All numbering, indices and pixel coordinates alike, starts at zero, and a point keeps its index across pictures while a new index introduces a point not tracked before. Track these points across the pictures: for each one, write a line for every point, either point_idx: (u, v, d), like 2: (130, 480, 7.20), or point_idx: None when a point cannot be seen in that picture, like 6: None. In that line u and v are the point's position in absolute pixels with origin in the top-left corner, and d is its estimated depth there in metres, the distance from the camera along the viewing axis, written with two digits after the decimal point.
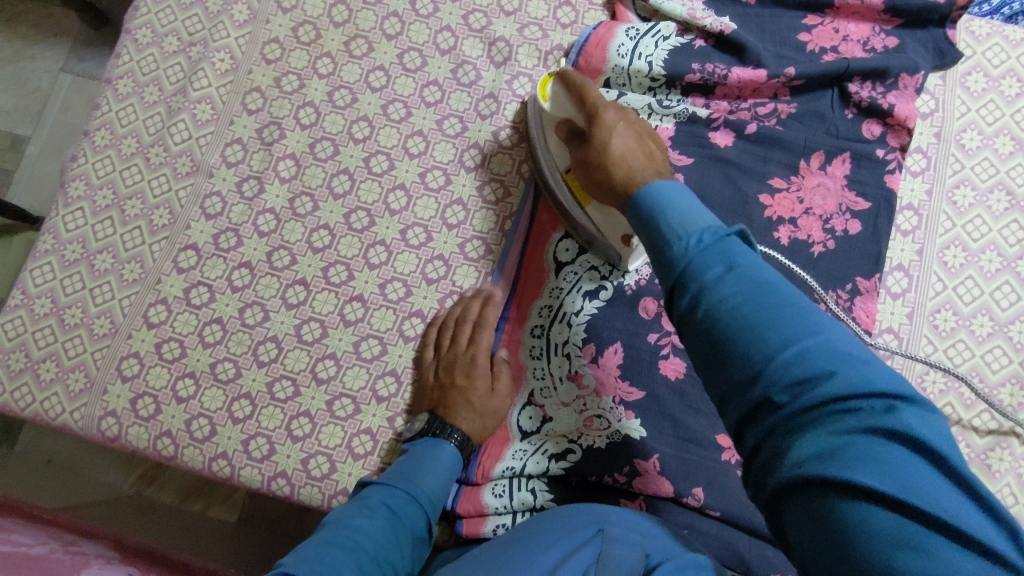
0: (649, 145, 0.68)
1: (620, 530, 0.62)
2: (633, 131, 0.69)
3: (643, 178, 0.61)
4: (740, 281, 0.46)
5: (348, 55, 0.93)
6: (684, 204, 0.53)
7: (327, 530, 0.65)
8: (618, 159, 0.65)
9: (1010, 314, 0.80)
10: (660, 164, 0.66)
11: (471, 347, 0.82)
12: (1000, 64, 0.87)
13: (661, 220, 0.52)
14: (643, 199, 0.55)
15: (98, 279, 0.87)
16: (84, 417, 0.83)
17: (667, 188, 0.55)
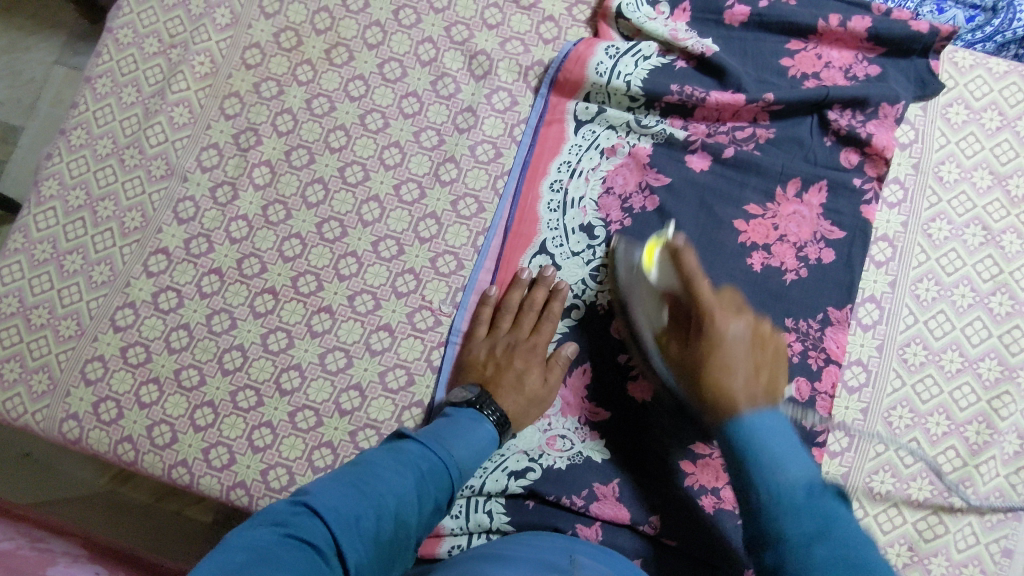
0: (758, 349, 0.68)
1: (589, 559, 0.62)
2: (748, 329, 0.69)
3: (738, 404, 0.64)
4: (814, 522, 0.56)
5: (328, 62, 0.92)
6: (783, 454, 0.60)
7: (355, 470, 0.63)
8: (720, 365, 0.66)
9: (980, 350, 0.79)
10: (765, 376, 0.66)
11: (531, 335, 0.81)
12: (982, 96, 0.86)
13: (758, 471, 0.60)
14: (731, 431, 0.63)
15: (67, 280, 0.86)
16: (45, 419, 0.82)
17: (769, 423, 0.62)
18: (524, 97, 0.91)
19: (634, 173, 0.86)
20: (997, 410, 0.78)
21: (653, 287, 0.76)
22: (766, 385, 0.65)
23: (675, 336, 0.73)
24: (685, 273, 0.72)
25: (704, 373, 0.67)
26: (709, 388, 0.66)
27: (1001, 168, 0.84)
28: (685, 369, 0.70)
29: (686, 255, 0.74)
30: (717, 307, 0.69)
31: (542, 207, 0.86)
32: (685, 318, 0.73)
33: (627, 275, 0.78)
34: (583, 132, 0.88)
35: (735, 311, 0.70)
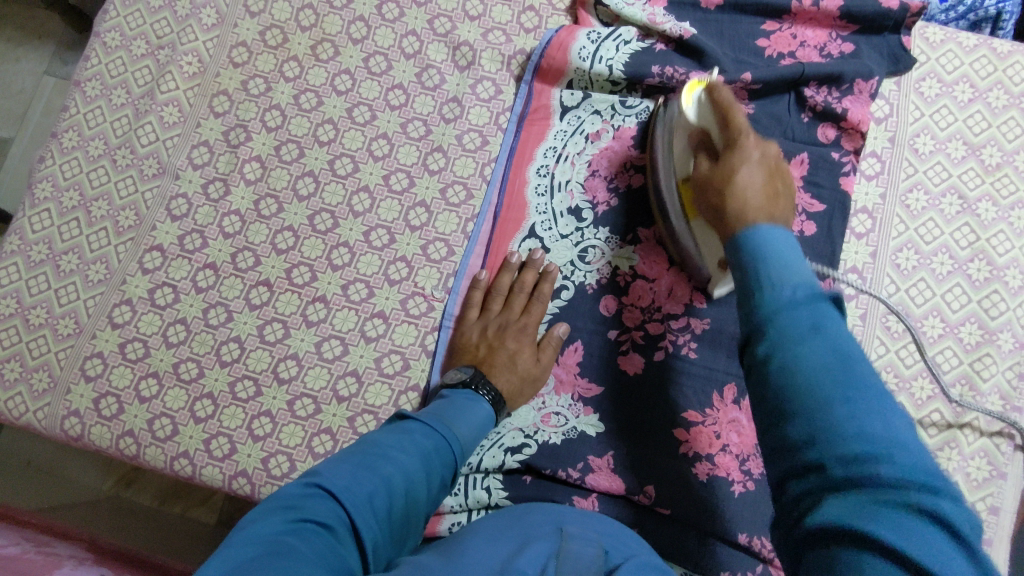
0: (774, 179, 0.65)
1: (580, 529, 0.63)
2: (765, 161, 0.66)
3: (749, 209, 0.60)
4: (807, 316, 0.49)
5: (314, 58, 0.94)
6: (796, 266, 0.53)
7: (363, 451, 0.63)
8: (737, 187, 0.63)
9: (961, 316, 0.81)
10: (781, 205, 0.63)
11: (522, 316, 0.82)
12: (953, 70, 0.89)
13: (767, 267, 0.53)
14: (745, 235, 0.56)
15: (64, 280, 0.88)
16: (47, 417, 0.84)
17: (777, 236, 0.55)
18: (508, 85, 0.93)
19: (620, 155, 0.88)
20: (980, 372, 0.79)
21: (688, 124, 0.73)
22: (778, 210, 0.62)
23: (707, 157, 0.70)
24: (723, 106, 0.68)
25: (726, 185, 0.64)
26: (727, 206, 0.63)
27: (974, 138, 0.86)
28: (707, 183, 0.67)
29: (733, 105, 0.68)
30: (740, 154, 0.66)
31: (530, 192, 0.88)
32: (710, 147, 0.71)
33: (662, 146, 0.80)
34: (568, 118, 0.90)
35: (757, 140, 0.68)
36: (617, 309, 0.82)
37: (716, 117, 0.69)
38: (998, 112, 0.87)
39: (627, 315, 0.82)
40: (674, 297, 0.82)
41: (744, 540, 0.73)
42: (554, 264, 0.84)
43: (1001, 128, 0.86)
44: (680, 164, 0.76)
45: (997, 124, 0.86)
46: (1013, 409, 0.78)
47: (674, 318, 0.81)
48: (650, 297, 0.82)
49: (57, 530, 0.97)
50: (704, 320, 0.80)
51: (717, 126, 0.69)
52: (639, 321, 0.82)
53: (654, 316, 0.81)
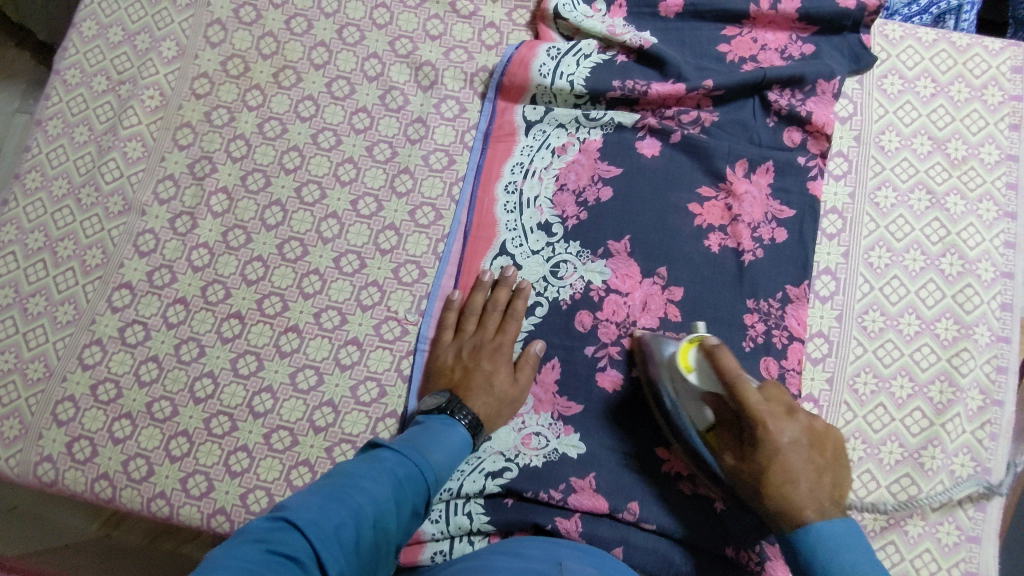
0: (819, 450, 0.66)
1: (578, 565, 0.62)
2: (805, 437, 0.66)
3: (806, 518, 0.62)
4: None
5: (277, 86, 0.93)
6: (851, 559, 0.59)
7: (333, 482, 0.62)
8: (782, 481, 0.64)
9: (936, 312, 0.81)
10: (828, 478, 0.65)
11: (497, 335, 0.82)
12: (914, 65, 0.89)
13: (823, 574, 0.60)
14: (798, 540, 0.62)
15: (32, 323, 0.87)
16: (20, 464, 0.82)
17: (839, 531, 0.61)
18: (472, 103, 0.92)
19: (587, 168, 0.87)
20: (958, 367, 0.79)
21: (693, 390, 0.71)
22: (830, 489, 0.64)
23: (729, 445, 0.69)
24: (730, 383, 0.66)
25: (776, 491, 0.64)
26: (772, 501, 0.64)
27: (938, 133, 0.86)
28: (748, 479, 0.66)
29: (738, 373, 0.67)
30: (768, 411, 0.65)
31: (498, 209, 0.87)
32: (737, 438, 0.68)
33: (657, 366, 0.75)
34: (533, 133, 0.90)
35: (784, 419, 0.66)
36: (593, 325, 0.81)
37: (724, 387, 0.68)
38: (961, 105, 0.87)
39: (602, 331, 0.81)
40: (649, 310, 0.81)
41: (731, 554, 0.72)
42: (527, 280, 0.84)
43: (965, 121, 0.86)
44: (694, 413, 0.71)
45: (960, 117, 0.86)
46: (993, 403, 0.78)
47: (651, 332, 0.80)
48: (625, 312, 0.81)
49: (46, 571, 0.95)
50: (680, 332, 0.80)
51: (727, 395, 0.68)
52: (615, 336, 0.81)
53: (629, 330, 0.81)
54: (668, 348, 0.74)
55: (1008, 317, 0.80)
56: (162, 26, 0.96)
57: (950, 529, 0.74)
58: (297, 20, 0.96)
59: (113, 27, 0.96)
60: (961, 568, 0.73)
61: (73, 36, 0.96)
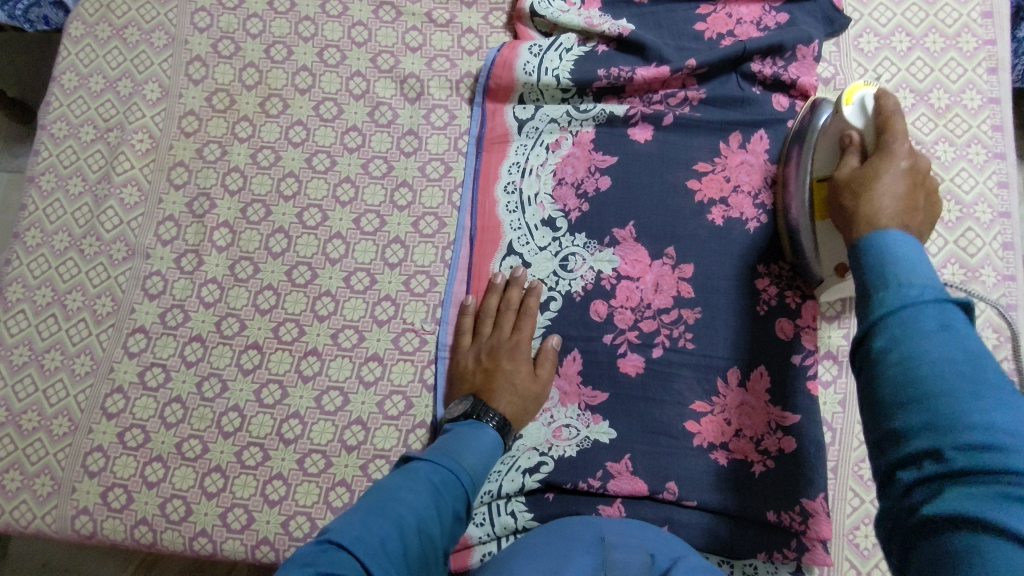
0: (917, 189, 0.62)
1: (619, 537, 0.63)
2: (910, 172, 0.63)
3: (882, 202, 0.59)
4: (933, 319, 0.47)
5: (265, 115, 0.94)
6: (919, 263, 0.51)
7: (371, 500, 0.62)
8: (869, 191, 0.61)
9: (941, 258, 0.82)
10: (920, 217, 0.60)
11: (514, 334, 0.82)
12: (888, 22, 0.91)
13: (885, 275, 0.51)
14: (870, 240, 0.55)
15: (51, 378, 0.86)
16: (57, 520, 0.82)
17: (903, 243, 0.53)
18: (461, 109, 0.93)
19: (582, 160, 0.88)
20: None
21: (840, 127, 0.72)
22: (911, 197, 0.61)
23: (851, 159, 0.68)
24: (885, 116, 0.67)
25: (865, 186, 0.62)
26: (850, 199, 0.62)
27: (919, 84, 0.88)
28: (845, 184, 0.64)
29: (895, 116, 0.67)
30: (904, 154, 0.63)
31: (501, 210, 0.88)
32: (858, 156, 0.68)
33: (804, 140, 0.79)
34: (526, 131, 0.90)
35: (911, 151, 0.64)
36: (608, 313, 0.82)
37: (876, 126, 0.68)
38: (938, 55, 0.89)
39: (618, 317, 0.82)
40: (661, 290, 0.82)
41: (774, 518, 0.73)
42: (538, 279, 0.84)
43: (944, 70, 0.88)
44: (819, 159, 0.75)
45: (939, 67, 0.88)
46: (1008, 340, 0.79)
47: (665, 311, 0.82)
48: (638, 296, 0.82)
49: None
50: (694, 308, 0.81)
51: (874, 134, 0.68)
52: (631, 321, 0.82)
53: (644, 313, 0.82)
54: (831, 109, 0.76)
55: (1012, 256, 0.81)
56: (143, 69, 0.96)
57: None
58: (276, 48, 0.96)
59: (94, 76, 0.96)
60: None
61: (54, 89, 0.96)
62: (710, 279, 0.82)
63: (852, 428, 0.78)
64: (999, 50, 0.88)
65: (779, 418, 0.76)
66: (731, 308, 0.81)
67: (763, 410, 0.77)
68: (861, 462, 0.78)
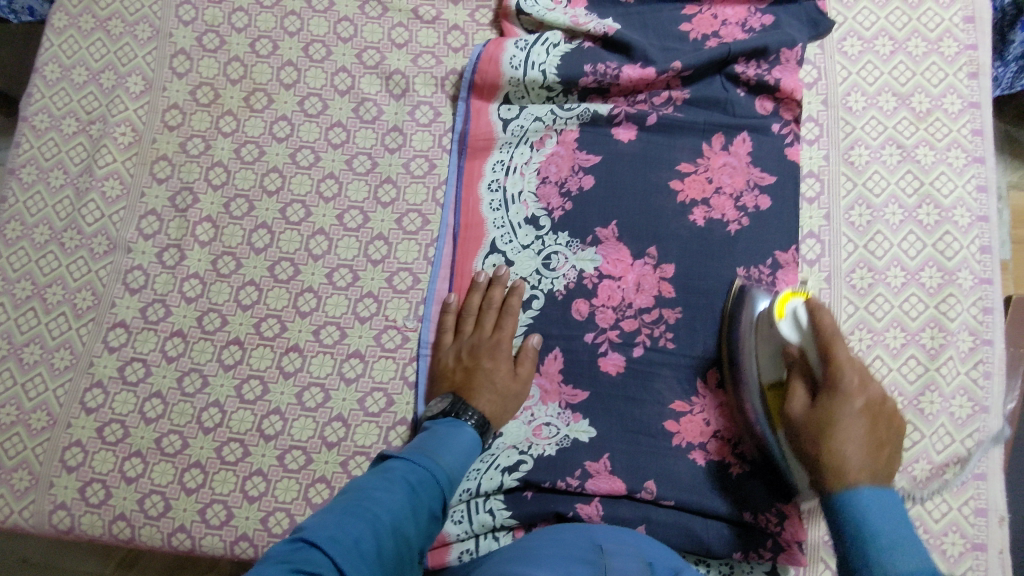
0: (877, 427, 0.65)
1: (616, 545, 0.64)
2: (869, 407, 0.66)
3: (859, 474, 0.63)
4: (909, 573, 0.56)
5: (249, 109, 0.93)
6: (889, 527, 0.60)
7: (346, 499, 0.62)
8: (840, 455, 0.63)
9: (919, 261, 0.83)
10: (884, 456, 0.65)
11: (495, 333, 0.82)
12: (871, 25, 0.91)
13: (874, 548, 0.59)
14: (842, 498, 0.62)
15: (30, 373, 0.86)
16: (34, 514, 0.82)
17: (877, 501, 0.61)
18: (446, 106, 0.93)
19: (566, 159, 0.88)
20: (945, 313, 0.81)
21: (781, 341, 0.72)
22: (882, 460, 0.64)
23: (802, 390, 0.69)
24: (825, 336, 0.67)
25: (824, 438, 0.64)
26: (824, 446, 0.64)
27: (901, 88, 0.89)
28: (803, 427, 0.66)
29: (837, 338, 0.67)
30: (851, 367, 0.66)
31: (484, 208, 0.88)
32: (810, 394, 0.69)
33: (748, 329, 0.76)
34: (510, 129, 0.90)
35: (863, 379, 0.66)
36: (590, 312, 0.83)
37: (818, 341, 0.68)
38: (920, 59, 0.89)
39: (599, 317, 0.82)
40: (643, 290, 0.83)
41: (750, 518, 0.74)
42: (520, 277, 0.85)
43: (925, 75, 0.89)
44: (767, 372, 0.73)
45: (921, 71, 0.89)
46: (983, 343, 0.80)
47: (646, 311, 0.82)
48: (619, 296, 0.83)
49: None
50: (675, 308, 0.82)
51: (816, 352, 0.69)
52: (612, 320, 0.82)
53: (626, 313, 0.82)
54: (767, 306, 0.75)
55: (988, 259, 0.82)
56: (126, 61, 0.96)
57: (956, 469, 0.77)
58: (262, 42, 0.96)
59: (77, 68, 0.95)
60: (970, 505, 0.76)
61: (36, 80, 0.95)
62: (692, 279, 0.83)
63: None
64: (979, 55, 0.89)
65: None
66: (711, 309, 0.81)
67: (742, 410, 0.77)
68: None
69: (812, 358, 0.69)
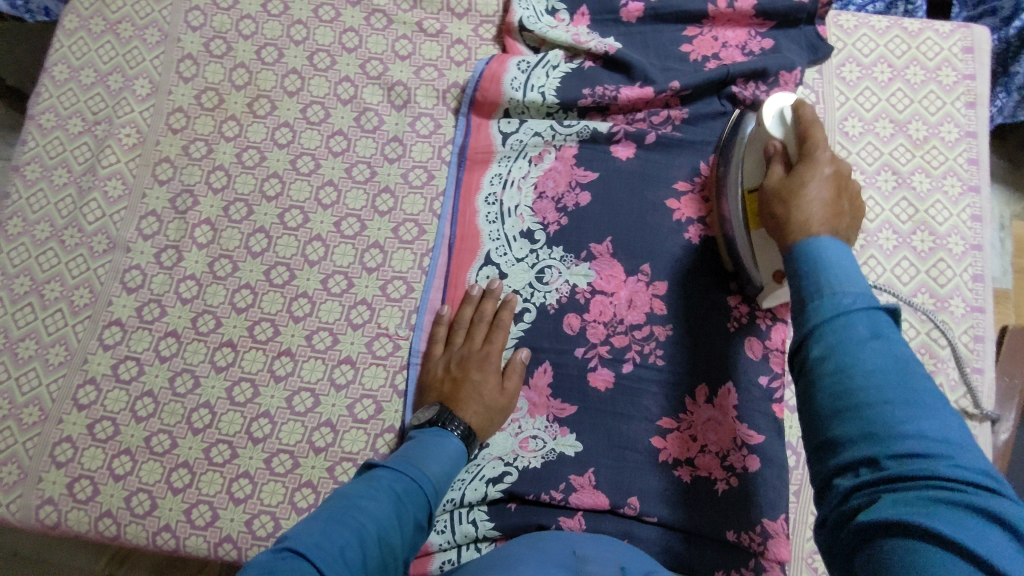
0: (842, 197, 0.64)
1: (593, 552, 0.63)
2: (836, 177, 0.64)
3: (818, 220, 0.61)
4: (865, 323, 0.52)
5: (252, 115, 0.95)
6: (845, 266, 0.56)
7: (331, 507, 0.62)
8: (800, 200, 0.62)
9: (912, 287, 0.83)
10: (843, 222, 0.62)
11: (484, 345, 0.82)
12: (870, 52, 0.92)
13: (826, 278, 0.55)
14: (804, 247, 0.59)
15: (24, 367, 0.87)
16: (21, 509, 0.82)
17: (833, 252, 0.57)
18: (447, 119, 0.94)
19: (563, 174, 0.89)
20: (936, 339, 0.81)
21: (763, 136, 0.73)
22: (843, 212, 0.63)
23: (778, 163, 0.68)
24: (807, 123, 0.67)
25: (790, 197, 0.63)
26: (788, 214, 0.63)
27: (899, 115, 0.89)
28: (774, 198, 0.65)
29: (815, 126, 0.67)
30: (828, 148, 0.65)
31: (480, 221, 0.89)
32: (785, 162, 0.68)
33: (738, 147, 0.79)
34: (509, 143, 0.91)
35: (833, 157, 0.65)
36: (581, 327, 0.83)
37: (797, 132, 0.68)
38: (918, 87, 0.90)
39: (590, 331, 0.83)
40: (634, 306, 0.83)
41: (733, 537, 0.74)
42: (513, 292, 0.85)
43: (923, 102, 0.89)
44: (750, 172, 0.75)
45: (918, 99, 0.89)
46: (974, 371, 0.80)
47: (637, 327, 0.82)
48: (611, 311, 0.83)
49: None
50: (666, 325, 0.82)
51: (795, 142, 0.68)
52: (603, 335, 0.82)
53: (616, 329, 0.82)
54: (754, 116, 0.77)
55: (981, 287, 0.82)
56: (134, 64, 0.97)
57: None
58: (268, 50, 0.97)
59: (85, 69, 0.97)
60: None
61: (45, 79, 0.97)
62: (684, 297, 0.83)
63: None
64: (977, 85, 0.90)
65: (744, 437, 0.77)
66: (702, 327, 0.82)
67: (729, 428, 0.77)
68: None
69: (790, 145, 0.68)
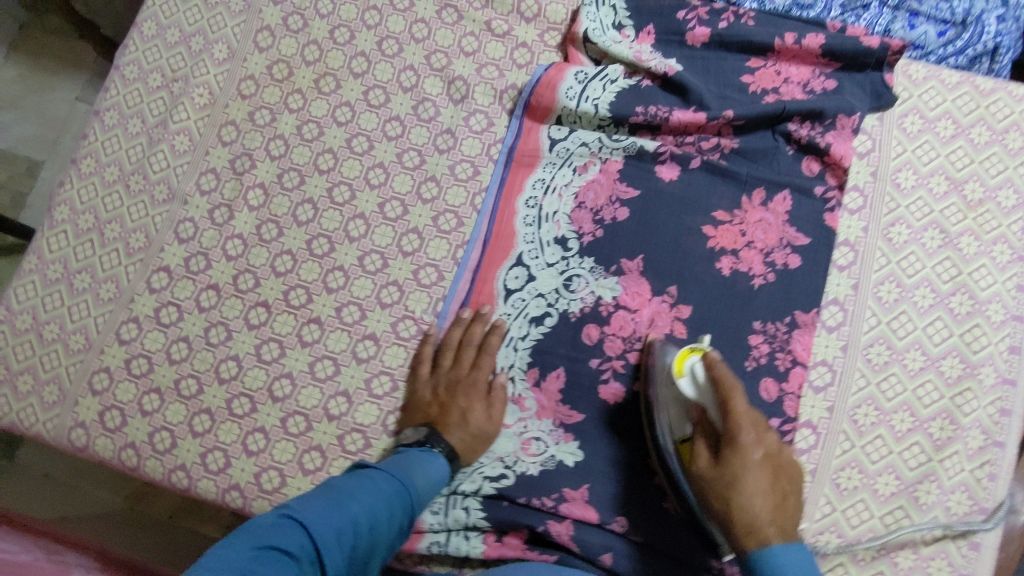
0: (778, 478, 0.66)
1: None
2: (768, 459, 0.66)
3: (768, 534, 0.62)
4: None
5: (317, 91, 0.99)
6: None
7: (326, 491, 0.65)
8: (747, 532, 0.63)
9: (942, 349, 0.81)
10: (785, 500, 0.65)
11: (472, 371, 0.84)
12: (936, 106, 0.90)
13: None
14: (758, 558, 0.62)
15: (77, 298, 0.93)
16: (57, 427, 0.88)
17: (791, 562, 0.61)
18: (500, 118, 0.96)
19: (605, 187, 0.90)
20: (960, 406, 0.79)
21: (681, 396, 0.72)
22: (788, 511, 0.65)
23: (705, 449, 0.68)
24: (724, 387, 0.67)
25: (730, 494, 0.65)
26: (735, 518, 0.64)
27: (956, 174, 0.87)
28: (708, 492, 0.66)
29: (733, 392, 0.67)
30: (749, 422, 0.66)
31: (518, 222, 0.90)
32: (710, 448, 0.69)
33: (662, 375, 0.77)
34: (557, 150, 0.93)
35: (758, 430, 0.67)
36: (599, 338, 0.84)
37: (717, 399, 0.69)
38: (981, 148, 0.88)
39: (608, 344, 0.84)
40: (655, 325, 0.84)
41: (716, 565, 0.74)
42: (502, 318, 0.87)
43: (984, 164, 0.87)
44: (676, 421, 0.74)
45: (980, 160, 0.87)
46: (994, 444, 0.78)
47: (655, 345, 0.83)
48: (631, 327, 0.84)
49: (71, 539, 0.98)
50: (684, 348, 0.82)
51: (718, 412, 0.69)
52: (619, 350, 0.84)
53: (634, 344, 0.84)
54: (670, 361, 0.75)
55: (1016, 360, 0.80)
56: (216, 29, 1.03)
57: (943, 566, 0.75)
58: (340, 30, 1.01)
59: (171, 28, 1.03)
60: None
61: (134, 34, 1.03)
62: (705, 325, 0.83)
63: (816, 500, 0.78)
64: None
65: None
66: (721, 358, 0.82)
67: None
68: (819, 534, 0.77)
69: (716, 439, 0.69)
